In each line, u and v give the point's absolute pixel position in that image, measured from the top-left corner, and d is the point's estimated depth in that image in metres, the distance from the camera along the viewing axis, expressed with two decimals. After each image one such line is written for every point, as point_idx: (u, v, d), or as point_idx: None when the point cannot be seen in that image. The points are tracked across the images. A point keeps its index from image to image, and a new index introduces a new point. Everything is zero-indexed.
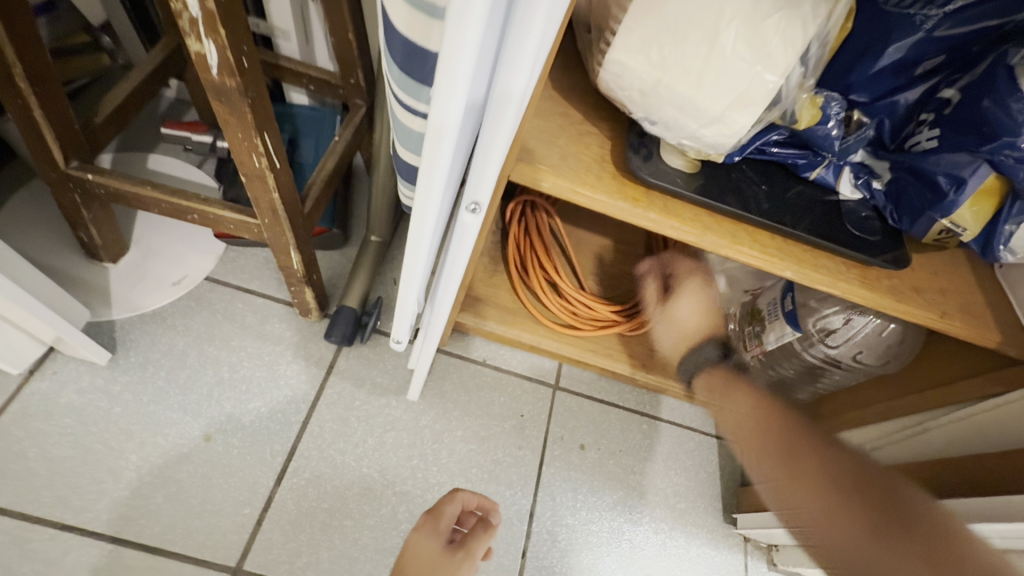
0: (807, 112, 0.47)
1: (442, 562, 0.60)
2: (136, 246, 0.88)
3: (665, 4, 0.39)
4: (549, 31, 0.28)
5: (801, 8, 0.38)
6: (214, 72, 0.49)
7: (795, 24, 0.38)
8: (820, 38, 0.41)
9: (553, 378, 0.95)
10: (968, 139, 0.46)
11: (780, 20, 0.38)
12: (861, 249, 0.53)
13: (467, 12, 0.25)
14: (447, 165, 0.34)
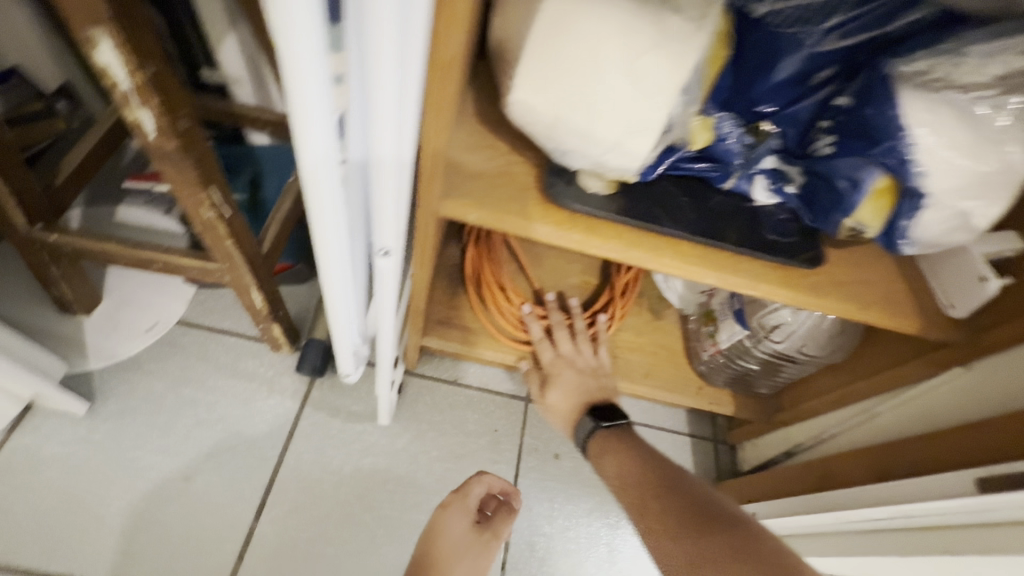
0: (698, 137, 0.49)
1: (470, 543, 0.66)
2: (108, 296, 0.90)
3: (553, 49, 0.43)
4: (397, 94, 0.34)
5: (674, 44, 0.42)
6: (151, 136, 0.52)
7: (669, 58, 0.42)
8: (698, 65, 0.44)
9: (525, 391, 0.98)
10: (858, 143, 0.49)
11: (655, 56, 0.42)
12: (778, 251, 0.56)
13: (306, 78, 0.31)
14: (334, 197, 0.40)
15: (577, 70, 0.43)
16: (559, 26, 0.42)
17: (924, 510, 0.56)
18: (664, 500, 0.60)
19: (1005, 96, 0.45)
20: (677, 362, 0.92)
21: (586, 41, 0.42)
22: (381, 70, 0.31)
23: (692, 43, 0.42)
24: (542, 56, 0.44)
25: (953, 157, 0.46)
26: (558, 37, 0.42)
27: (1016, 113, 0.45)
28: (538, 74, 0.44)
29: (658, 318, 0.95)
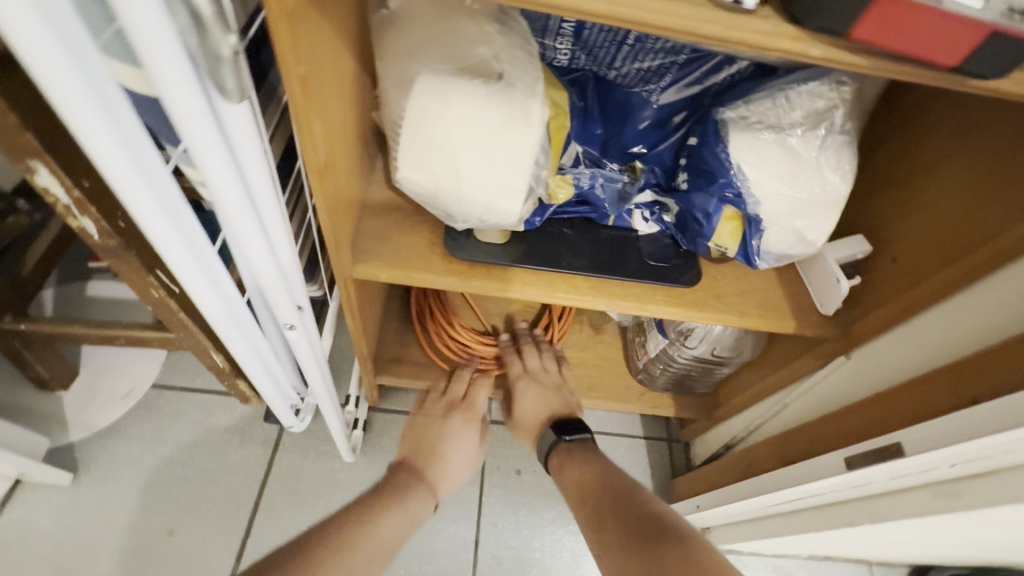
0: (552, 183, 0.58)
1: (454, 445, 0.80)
2: (85, 369, 0.97)
3: (417, 136, 0.50)
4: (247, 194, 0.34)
5: (515, 124, 0.49)
6: (95, 237, 0.59)
7: (513, 135, 0.49)
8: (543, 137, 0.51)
9: (484, 414, 1.04)
10: (702, 181, 0.56)
11: (501, 135, 0.49)
12: (660, 275, 0.64)
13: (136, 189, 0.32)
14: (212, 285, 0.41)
15: (444, 153, 0.50)
16: (423, 118, 0.49)
17: (816, 489, 0.63)
18: (617, 509, 0.61)
19: (813, 131, 0.52)
20: (619, 372, 0.98)
21: (447, 129, 0.49)
22: (218, 181, 0.32)
23: (535, 123, 0.49)
24: (413, 143, 0.51)
25: (780, 187, 0.53)
26: (423, 127, 0.50)
27: (823, 145, 0.53)
28: (412, 158, 0.52)
29: (599, 332, 1.02)
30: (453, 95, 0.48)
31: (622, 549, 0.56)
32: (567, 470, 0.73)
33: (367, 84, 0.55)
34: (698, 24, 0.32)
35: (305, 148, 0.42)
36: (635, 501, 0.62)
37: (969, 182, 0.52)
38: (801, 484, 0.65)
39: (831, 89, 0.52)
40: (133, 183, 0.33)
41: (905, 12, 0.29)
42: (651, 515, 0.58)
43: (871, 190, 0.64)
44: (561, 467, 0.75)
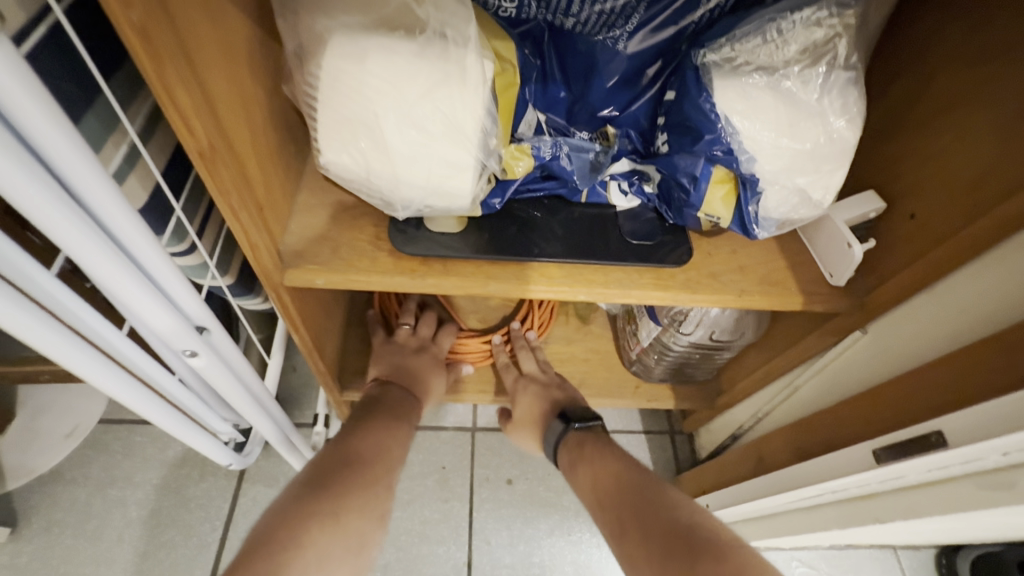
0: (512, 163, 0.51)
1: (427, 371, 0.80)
2: (22, 409, 0.88)
3: (336, 106, 0.41)
4: None
5: (449, 84, 0.40)
6: None
7: (450, 97, 0.40)
8: (489, 101, 0.43)
9: (469, 421, 0.96)
10: (685, 140, 0.48)
11: (436, 98, 0.40)
12: (644, 257, 0.55)
13: None
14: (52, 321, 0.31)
15: (369, 126, 0.41)
16: (339, 84, 0.40)
17: (838, 485, 0.55)
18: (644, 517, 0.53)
19: (814, 69, 0.44)
20: (611, 365, 0.90)
21: (368, 96, 0.40)
22: None
23: (474, 82, 0.40)
24: (331, 118, 0.42)
25: (778, 140, 0.45)
26: (340, 98, 0.41)
27: (824, 86, 0.44)
28: (332, 136, 0.43)
29: (586, 323, 0.93)
30: (369, 54, 0.39)
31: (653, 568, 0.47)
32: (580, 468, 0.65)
33: (273, 50, 0.45)
34: None
35: (175, 126, 0.33)
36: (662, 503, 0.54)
37: (1002, 114, 0.44)
38: (821, 480, 0.57)
39: (830, 15, 0.43)
40: None
41: None
42: (688, 525, 0.50)
43: (878, 139, 0.55)
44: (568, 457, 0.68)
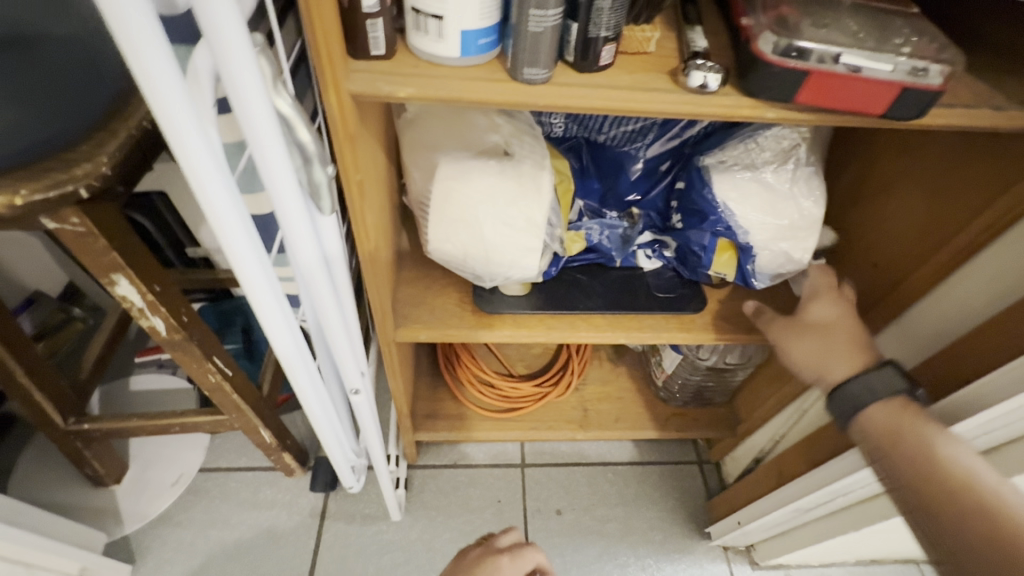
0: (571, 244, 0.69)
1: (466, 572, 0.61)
2: (134, 460, 1.01)
3: (446, 213, 0.58)
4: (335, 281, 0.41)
5: (528, 191, 0.57)
6: (163, 333, 0.65)
7: (529, 199, 0.57)
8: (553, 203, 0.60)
9: (518, 458, 1.07)
10: (695, 219, 0.64)
11: (518, 201, 0.57)
12: (670, 307, 0.70)
13: (249, 283, 0.39)
14: (296, 358, 0.46)
15: (469, 224, 0.58)
16: (448, 198, 0.57)
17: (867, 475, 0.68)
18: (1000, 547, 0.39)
19: (785, 165, 0.61)
20: (641, 401, 1.03)
21: (470, 201, 0.57)
22: (320, 274, 0.38)
23: (545, 191, 0.58)
24: (437, 218, 0.58)
25: (764, 217, 0.61)
26: (447, 204, 0.57)
27: (794, 177, 0.61)
28: (437, 232, 0.59)
29: (617, 365, 1.07)
30: (472, 174, 0.57)
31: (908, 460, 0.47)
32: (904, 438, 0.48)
33: (393, 173, 0.64)
34: (673, 105, 0.40)
35: (357, 234, 0.50)
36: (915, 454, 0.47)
37: (933, 189, 0.59)
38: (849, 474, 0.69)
39: (792, 130, 0.61)
40: (252, 283, 0.39)
41: (834, 83, 0.38)
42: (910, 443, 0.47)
43: (845, 206, 0.72)
44: (877, 425, 0.50)
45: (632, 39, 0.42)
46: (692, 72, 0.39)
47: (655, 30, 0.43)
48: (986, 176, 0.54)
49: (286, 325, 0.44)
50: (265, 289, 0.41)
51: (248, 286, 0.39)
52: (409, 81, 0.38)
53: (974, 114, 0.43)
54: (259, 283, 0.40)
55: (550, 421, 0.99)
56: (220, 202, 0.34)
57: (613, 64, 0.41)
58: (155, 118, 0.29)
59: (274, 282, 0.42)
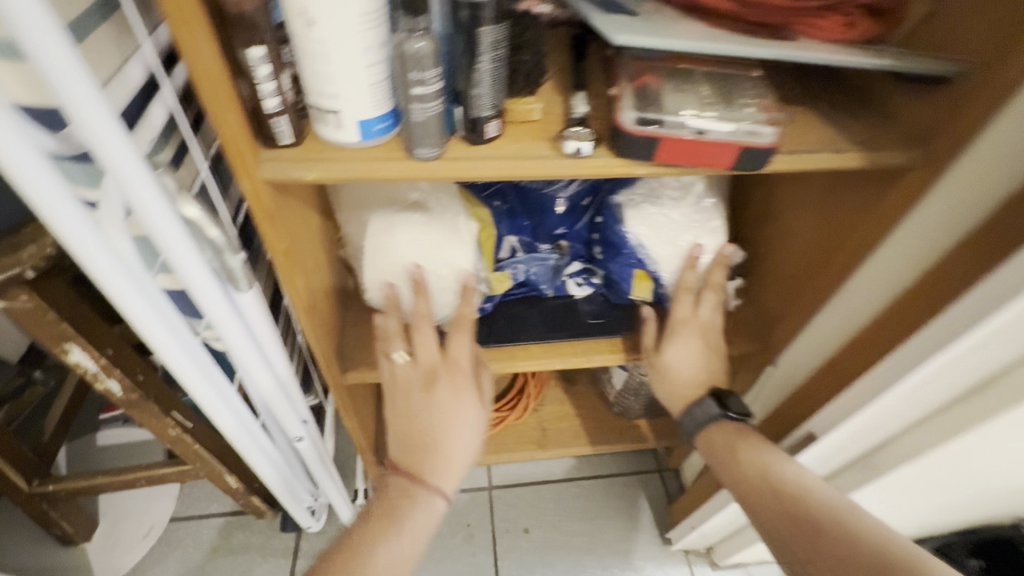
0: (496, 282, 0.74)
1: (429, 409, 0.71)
2: (104, 517, 1.02)
3: (376, 265, 0.63)
4: (261, 343, 0.46)
5: (450, 242, 0.63)
6: (119, 394, 0.68)
7: (452, 249, 0.63)
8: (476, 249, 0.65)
9: (486, 481, 1.11)
10: (611, 252, 0.70)
11: (443, 252, 0.62)
12: (602, 332, 0.76)
13: (176, 360, 0.44)
14: (234, 416, 0.51)
15: (398, 274, 0.63)
16: (377, 251, 0.62)
17: None
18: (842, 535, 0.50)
19: (686, 198, 0.67)
20: (597, 417, 1.08)
21: (401, 253, 0.62)
22: (244, 339, 0.43)
23: (469, 238, 0.63)
24: (370, 269, 0.63)
25: (671, 248, 0.67)
26: (379, 256, 0.62)
27: (695, 209, 0.68)
28: (371, 282, 0.64)
29: (573, 384, 1.12)
30: (400, 229, 0.62)
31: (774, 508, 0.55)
32: (742, 458, 0.59)
33: (330, 228, 0.69)
34: (554, 169, 0.46)
35: (290, 295, 0.54)
36: (780, 497, 0.55)
37: (817, 211, 0.66)
38: None
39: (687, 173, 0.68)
40: (180, 357, 0.44)
41: (686, 143, 0.44)
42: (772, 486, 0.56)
43: (754, 226, 0.78)
44: (756, 480, 0.57)
45: (516, 111, 0.48)
46: (567, 140, 0.45)
47: (536, 101, 0.48)
48: (854, 203, 0.60)
49: (220, 390, 0.48)
50: (194, 361, 0.45)
51: (177, 361, 0.44)
52: (316, 166, 0.43)
53: (819, 157, 0.49)
54: (185, 358, 0.44)
55: (511, 443, 1.04)
56: (138, 296, 0.39)
57: (500, 135, 0.47)
58: (66, 236, 0.33)
59: (203, 354, 0.46)
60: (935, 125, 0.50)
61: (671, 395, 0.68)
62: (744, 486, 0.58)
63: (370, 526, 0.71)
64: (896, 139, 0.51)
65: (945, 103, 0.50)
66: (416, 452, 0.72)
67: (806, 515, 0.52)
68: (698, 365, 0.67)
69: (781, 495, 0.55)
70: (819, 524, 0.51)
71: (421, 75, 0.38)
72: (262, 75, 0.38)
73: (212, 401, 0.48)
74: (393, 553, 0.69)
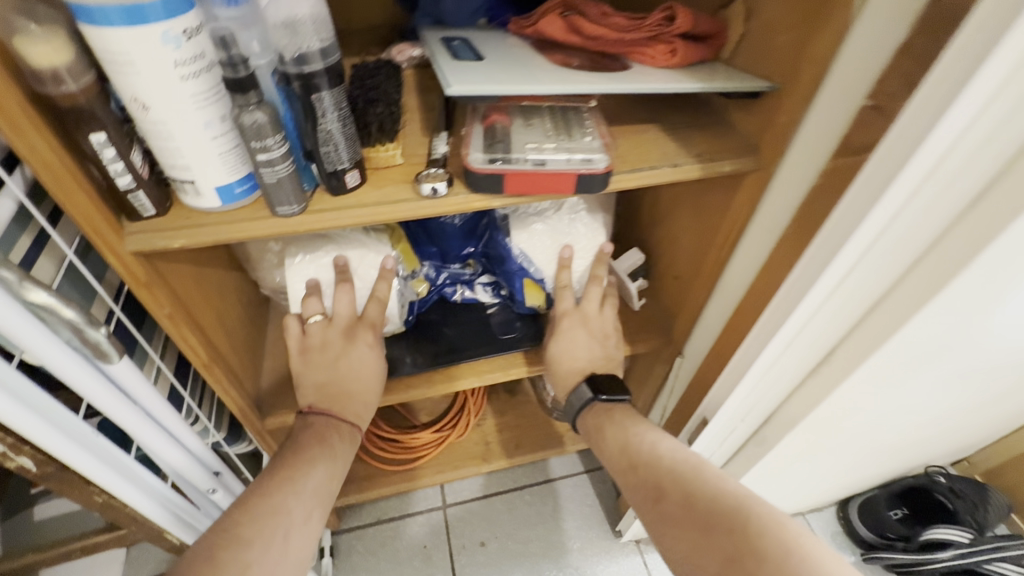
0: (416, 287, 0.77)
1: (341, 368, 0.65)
2: None
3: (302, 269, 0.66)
4: (145, 405, 0.47)
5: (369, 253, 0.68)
6: (35, 469, 0.67)
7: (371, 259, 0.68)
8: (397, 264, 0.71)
9: (439, 500, 1.13)
10: (501, 264, 0.74)
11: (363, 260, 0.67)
12: (515, 345, 0.80)
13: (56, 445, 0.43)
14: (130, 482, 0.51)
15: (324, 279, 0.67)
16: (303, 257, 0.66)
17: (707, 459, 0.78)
18: (689, 491, 0.53)
19: (559, 214, 0.72)
20: (539, 423, 1.12)
21: (329, 272, 0.66)
22: (123, 406, 0.45)
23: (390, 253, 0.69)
24: (296, 285, 0.66)
25: (550, 255, 0.72)
26: (296, 285, 0.66)
27: (575, 225, 0.73)
28: (295, 295, 0.66)
29: (514, 394, 1.16)
30: (321, 252, 0.66)
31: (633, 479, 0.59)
32: (607, 437, 0.64)
33: (237, 278, 0.71)
34: (416, 210, 0.49)
35: (186, 351, 0.56)
36: (636, 471, 0.59)
37: (689, 212, 0.72)
38: None
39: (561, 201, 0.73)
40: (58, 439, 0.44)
41: (528, 174, 0.48)
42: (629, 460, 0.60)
43: (647, 229, 0.84)
44: (620, 458, 0.62)
45: (377, 158, 0.51)
46: (422, 183, 0.49)
47: (396, 147, 0.52)
48: (714, 203, 0.66)
49: (110, 462, 0.49)
50: (75, 441, 0.45)
51: (57, 447, 0.44)
52: (181, 233, 0.46)
53: (660, 171, 0.55)
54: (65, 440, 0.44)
55: (456, 460, 1.07)
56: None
57: (362, 183, 0.50)
58: None
59: (85, 429, 0.46)
60: (758, 135, 0.57)
61: (560, 384, 0.73)
62: (613, 462, 0.62)
63: (291, 465, 0.59)
64: (732, 149, 0.57)
65: (763, 114, 0.56)
66: (342, 396, 0.65)
67: (655, 479, 0.57)
68: (584, 353, 0.72)
69: (636, 467, 0.59)
70: (665, 484, 0.55)
71: (263, 144, 0.41)
72: (111, 160, 0.40)
73: (103, 473, 0.48)
74: (328, 474, 0.60)
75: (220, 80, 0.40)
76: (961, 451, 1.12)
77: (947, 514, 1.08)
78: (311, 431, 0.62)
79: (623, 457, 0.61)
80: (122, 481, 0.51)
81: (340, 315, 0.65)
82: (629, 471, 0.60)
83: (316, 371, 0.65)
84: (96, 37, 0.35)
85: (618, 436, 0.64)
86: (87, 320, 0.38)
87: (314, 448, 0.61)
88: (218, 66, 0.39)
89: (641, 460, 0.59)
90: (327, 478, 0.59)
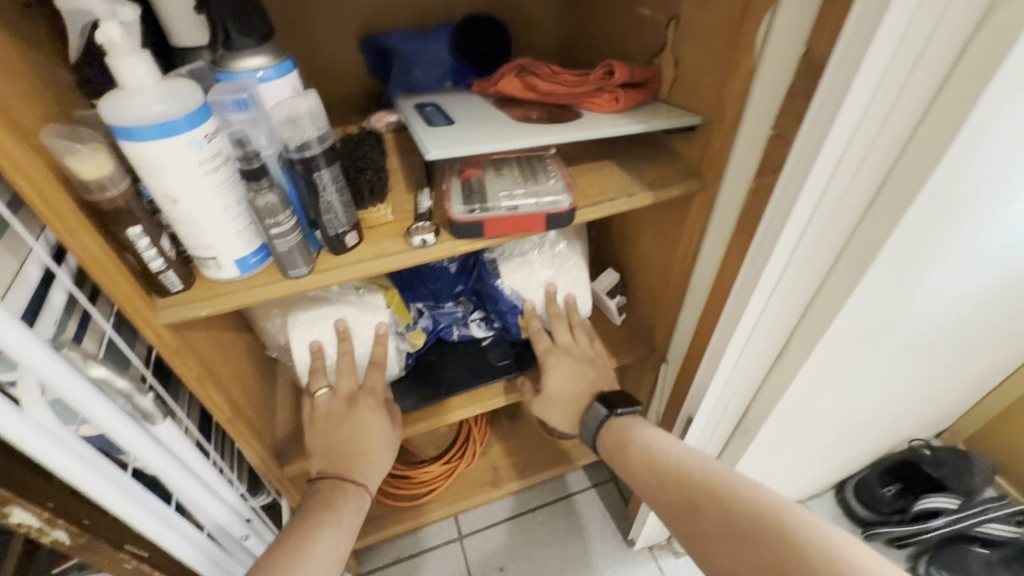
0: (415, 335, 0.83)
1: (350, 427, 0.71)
2: None
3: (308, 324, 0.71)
4: (184, 458, 0.53)
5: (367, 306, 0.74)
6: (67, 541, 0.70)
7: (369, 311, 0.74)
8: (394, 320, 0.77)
9: (455, 532, 1.16)
10: (493, 299, 0.81)
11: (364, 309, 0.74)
12: (513, 371, 0.86)
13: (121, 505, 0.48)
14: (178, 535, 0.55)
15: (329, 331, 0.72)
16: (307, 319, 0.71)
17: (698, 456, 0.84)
18: (724, 505, 0.57)
19: (539, 248, 0.80)
20: (543, 444, 1.17)
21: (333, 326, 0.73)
22: (169, 460, 0.50)
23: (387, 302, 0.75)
24: (301, 351, 0.71)
25: (536, 285, 0.80)
26: (300, 346, 0.71)
27: (555, 256, 0.81)
28: (301, 357, 0.72)
29: (515, 419, 1.22)
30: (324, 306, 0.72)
31: (664, 496, 0.63)
32: (631, 456, 0.69)
33: (248, 336, 0.76)
34: (409, 259, 0.57)
35: (212, 409, 0.61)
36: (669, 487, 0.63)
37: (653, 232, 0.80)
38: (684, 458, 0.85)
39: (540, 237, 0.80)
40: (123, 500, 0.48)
41: (504, 218, 0.55)
42: (659, 477, 0.64)
43: (619, 251, 0.92)
44: (646, 476, 0.66)
45: (371, 218, 0.59)
46: (413, 235, 0.56)
47: (386, 207, 0.60)
48: (672, 223, 0.74)
49: (161, 518, 0.53)
50: (134, 500, 0.49)
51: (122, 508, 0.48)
52: (208, 303, 0.52)
53: (619, 201, 0.63)
54: (127, 501, 0.49)
55: (468, 490, 1.11)
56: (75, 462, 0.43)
57: (360, 241, 0.57)
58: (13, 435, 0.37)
59: (140, 490, 0.51)
60: (699, 161, 0.65)
61: (557, 411, 0.79)
62: (640, 480, 0.67)
63: (303, 528, 0.63)
64: (676, 174, 0.66)
65: (700, 143, 0.64)
66: (345, 458, 0.69)
67: (688, 494, 0.61)
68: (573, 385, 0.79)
69: (667, 483, 0.63)
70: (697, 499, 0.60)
71: (276, 220, 0.48)
72: (145, 247, 0.47)
73: (158, 529, 0.53)
74: (335, 538, 0.64)
75: (235, 172, 0.47)
76: (938, 423, 1.19)
77: (936, 485, 1.14)
78: (319, 495, 0.67)
79: (650, 474, 0.66)
80: (171, 536, 0.55)
81: (343, 384, 0.72)
82: (659, 487, 0.64)
83: (325, 435, 0.70)
84: (131, 149, 0.42)
85: (643, 454, 0.68)
86: (132, 385, 0.44)
87: (321, 514, 0.65)
88: (233, 161, 0.47)
89: (672, 476, 0.63)
90: (335, 543, 0.63)
